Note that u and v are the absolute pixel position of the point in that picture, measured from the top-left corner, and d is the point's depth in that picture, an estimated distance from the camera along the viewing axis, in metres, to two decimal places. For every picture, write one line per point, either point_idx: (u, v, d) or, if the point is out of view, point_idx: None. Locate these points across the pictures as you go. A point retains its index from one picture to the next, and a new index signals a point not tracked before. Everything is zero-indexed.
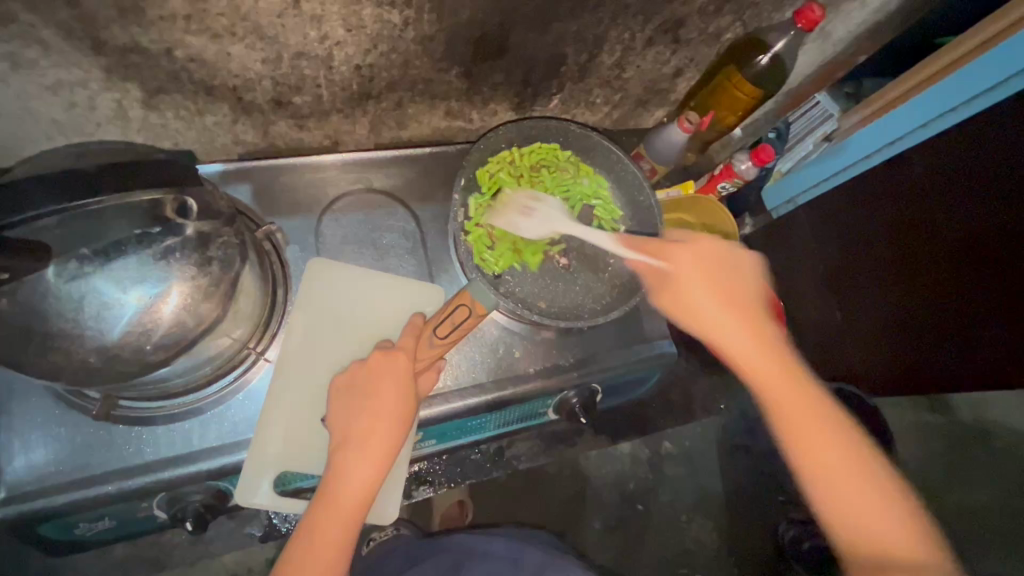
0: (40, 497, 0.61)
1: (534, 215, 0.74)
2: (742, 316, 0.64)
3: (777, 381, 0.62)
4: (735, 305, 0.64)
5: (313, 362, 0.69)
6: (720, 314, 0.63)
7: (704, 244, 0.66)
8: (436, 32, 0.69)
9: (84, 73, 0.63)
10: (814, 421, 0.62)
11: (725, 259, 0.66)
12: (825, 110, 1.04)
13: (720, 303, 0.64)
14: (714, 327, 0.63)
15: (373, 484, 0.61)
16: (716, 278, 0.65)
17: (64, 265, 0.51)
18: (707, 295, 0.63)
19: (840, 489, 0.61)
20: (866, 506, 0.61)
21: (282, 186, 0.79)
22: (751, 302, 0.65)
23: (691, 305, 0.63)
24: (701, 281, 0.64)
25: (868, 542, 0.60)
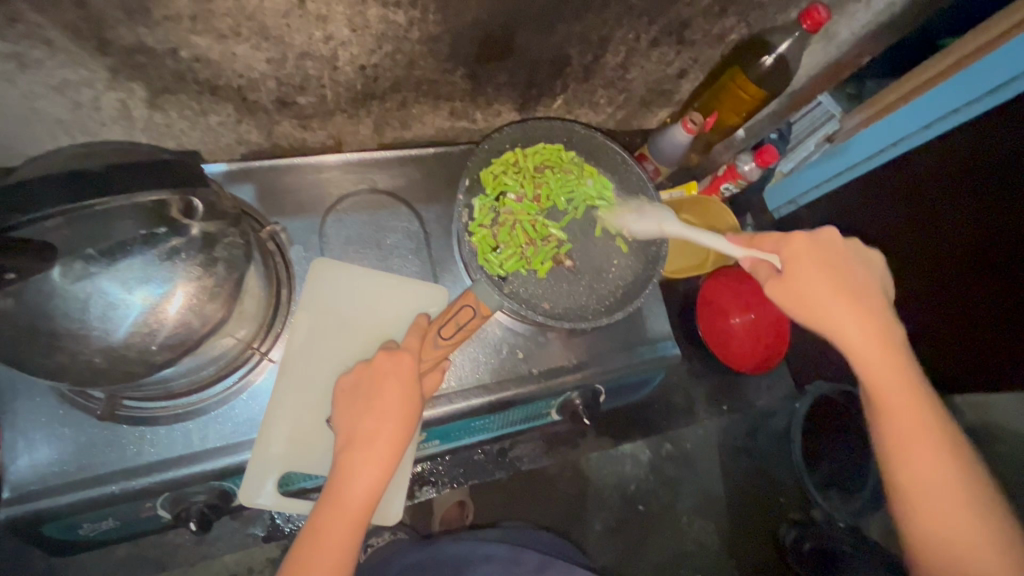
0: (45, 497, 0.61)
1: (643, 215, 0.77)
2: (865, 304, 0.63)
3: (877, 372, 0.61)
4: (851, 292, 0.63)
5: (318, 361, 0.69)
6: (836, 299, 0.62)
7: (827, 233, 0.65)
8: (442, 33, 0.69)
9: (89, 72, 0.63)
10: (912, 414, 0.61)
11: (850, 250, 0.65)
12: (828, 111, 1.05)
13: (830, 294, 0.62)
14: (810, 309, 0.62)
15: (376, 486, 0.61)
16: (848, 267, 0.64)
17: (70, 265, 0.51)
18: (821, 279, 0.62)
19: (932, 486, 0.59)
20: (954, 509, 0.59)
21: (286, 186, 0.79)
22: (869, 296, 0.63)
23: (798, 286, 0.62)
24: (823, 267, 0.63)
25: (939, 543, 0.59)
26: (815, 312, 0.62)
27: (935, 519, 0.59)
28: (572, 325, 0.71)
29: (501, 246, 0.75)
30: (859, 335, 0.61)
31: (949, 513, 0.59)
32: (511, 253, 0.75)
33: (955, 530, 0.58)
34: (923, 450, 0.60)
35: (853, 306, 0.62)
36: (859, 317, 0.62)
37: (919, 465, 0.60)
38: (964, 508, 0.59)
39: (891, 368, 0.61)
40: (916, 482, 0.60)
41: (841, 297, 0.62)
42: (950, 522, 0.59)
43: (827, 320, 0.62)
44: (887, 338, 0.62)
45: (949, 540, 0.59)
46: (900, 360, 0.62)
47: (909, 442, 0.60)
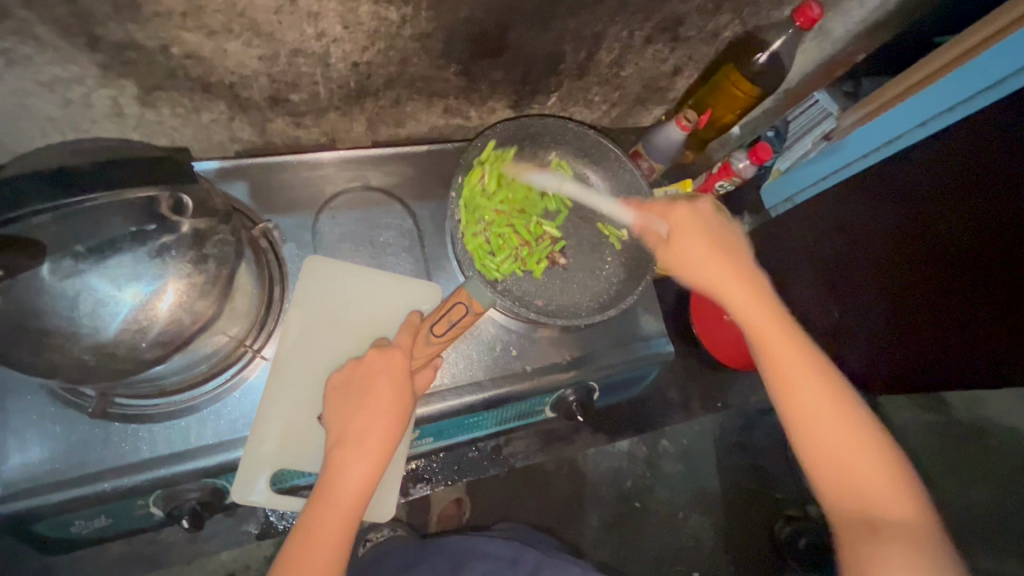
0: (35, 495, 0.61)
1: (545, 172, 0.78)
2: (736, 260, 0.68)
3: (757, 317, 0.65)
4: (722, 251, 0.69)
5: (310, 359, 0.69)
6: (708, 254, 0.68)
7: (701, 203, 0.71)
8: (434, 30, 0.69)
9: (80, 69, 0.63)
10: (794, 351, 0.63)
11: (719, 217, 0.71)
12: (823, 108, 1.05)
13: (703, 249, 0.68)
14: (688, 265, 0.68)
15: (367, 483, 0.61)
16: (722, 230, 0.70)
17: (59, 262, 0.51)
18: (694, 240, 0.69)
19: (819, 416, 0.62)
20: (843, 438, 0.61)
21: (278, 183, 0.79)
22: (735, 253, 0.69)
23: (677, 248, 0.69)
24: (697, 230, 0.69)
25: (834, 471, 0.61)
26: (694, 267, 0.68)
27: (824, 451, 0.61)
28: (564, 322, 0.71)
29: (495, 247, 0.77)
30: (730, 285, 0.67)
31: (837, 442, 0.61)
32: (504, 253, 0.77)
33: (845, 459, 0.60)
34: (809, 384, 0.62)
35: (723, 262, 0.68)
36: (730, 273, 0.67)
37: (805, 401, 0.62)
38: (852, 436, 0.61)
39: (763, 312, 0.66)
40: (806, 417, 0.62)
41: (713, 254, 0.68)
42: (840, 452, 0.61)
43: (704, 275, 0.67)
44: (755, 288, 0.67)
45: (840, 468, 0.60)
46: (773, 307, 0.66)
47: (797, 380, 0.62)
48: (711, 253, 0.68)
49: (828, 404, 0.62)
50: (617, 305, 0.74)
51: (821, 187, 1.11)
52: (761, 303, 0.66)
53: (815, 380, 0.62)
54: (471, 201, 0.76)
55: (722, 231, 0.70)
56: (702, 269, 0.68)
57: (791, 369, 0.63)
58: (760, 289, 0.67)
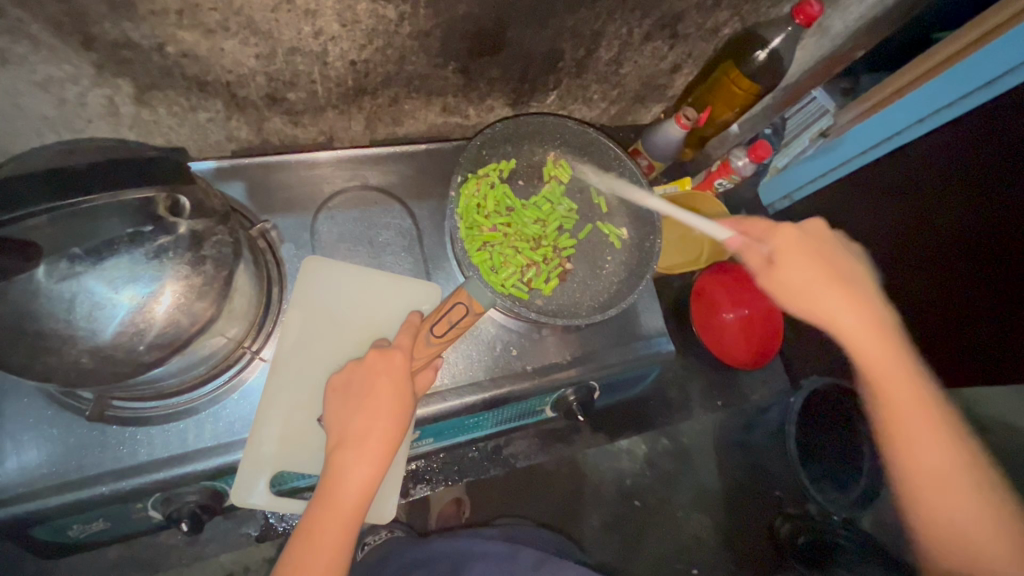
0: (32, 499, 0.60)
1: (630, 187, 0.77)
2: (851, 286, 0.67)
3: (874, 349, 0.66)
4: (838, 277, 0.67)
5: (309, 360, 0.69)
6: (825, 286, 0.66)
7: (811, 227, 0.70)
8: (433, 27, 0.69)
9: (75, 68, 0.62)
10: (905, 385, 0.65)
11: (832, 240, 0.70)
12: (821, 106, 1.03)
13: (820, 278, 0.67)
14: (804, 294, 0.66)
15: (368, 484, 0.61)
16: (836, 258, 0.69)
17: (54, 265, 0.50)
18: (808, 268, 0.67)
19: (927, 448, 0.64)
20: (948, 469, 0.63)
21: (276, 183, 0.78)
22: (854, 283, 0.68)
23: (789, 275, 0.67)
24: (810, 256, 0.68)
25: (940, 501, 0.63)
26: (809, 296, 0.66)
27: (931, 484, 0.63)
28: (565, 322, 0.71)
29: (497, 264, 0.76)
30: (850, 317, 0.66)
31: (943, 473, 0.63)
32: (509, 268, 0.76)
33: (950, 489, 0.63)
34: (916, 417, 0.64)
35: (840, 290, 0.67)
36: (848, 301, 0.66)
37: (913, 432, 0.64)
38: (956, 468, 0.63)
39: (878, 343, 0.66)
40: (913, 448, 0.64)
41: (828, 283, 0.67)
42: (944, 483, 0.63)
43: (819, 305, 0.66)
44: (871, 316, 0.67)
45: (946, 498, 0.63)
46: (886, 336, 0.66)
47: (906, 412, 0.64)
48: (828, 282, 0.67)
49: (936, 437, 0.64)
50: (618, 304, 0.74)
51: (819, 185, 1.11)
52: (878, 334, 0.66)
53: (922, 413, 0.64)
54: (466, 213, 0.76)
55: (837, 256, 0.69)
56: (820, 298, 0.66)
57: (900, 402, 0.65)
58: (878, 320, 0.67)
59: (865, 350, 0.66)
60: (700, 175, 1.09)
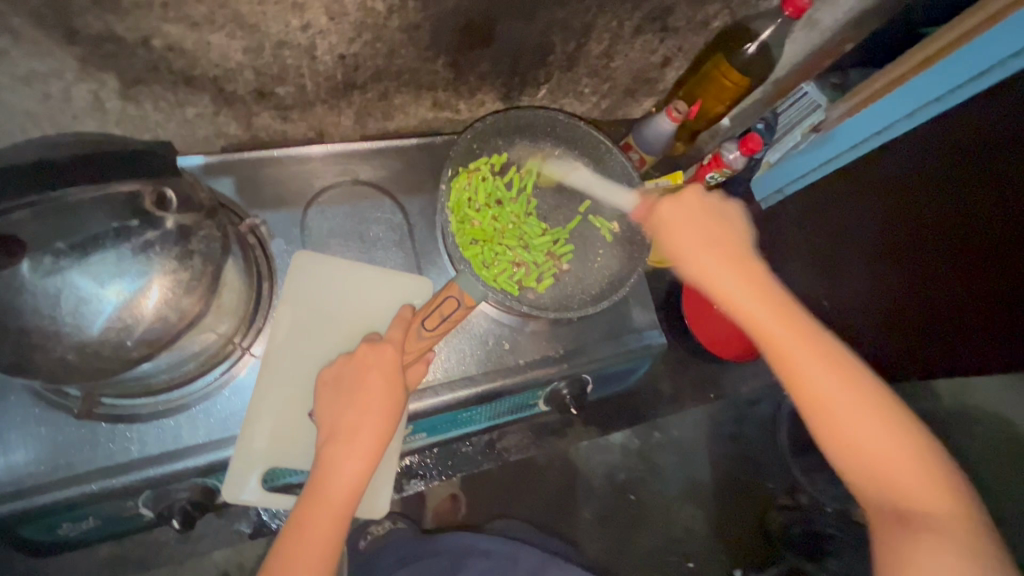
0: (21, 498, 0.60)
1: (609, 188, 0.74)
2: (738, 254, 0.62)
3: (770, 311, 0.58)
4: (720, 240, 0.62)
5: (300, 355, 0.68)
6: (704, 251, 0.61)
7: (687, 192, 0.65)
8: (422, 20, 0.68)
9: (58, 63, 0.61)
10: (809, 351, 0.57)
11: (711, 203, 0.65)
12: (812, 100, 1.03)
13: (699, 242, 0.62)
14: (692, 266, 0.61)
15: (358, 479, 0.60)
16: (716, 224, 0.64)
17: (38, 260, 0.49)
18: (686, 236, 0.62)
19: (848, 416, 0.56)
20: (872, 435, 0.55)
21: (264, 179, 0.78)
22: (738, 245, 0.63)
23: (674, 244, 0.62)
24: (689, 224, 0.63)
25: (864, 462, 0.55)
26: (691, 264, 0.61)
27: (854, 446, 0.55)
28: (556, 316, 0.71)
29: (489, 260, 0.76)
30: (737, 282, 0.60)
31: (866, 441, 0.55)
32: (501, 262, 0.76)
33: (879, 457, 0.55)
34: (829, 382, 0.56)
35: (718, 255, 0.61)
36: (732, 264, 0.61)
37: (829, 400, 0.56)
38: (881, 433, 0.55)
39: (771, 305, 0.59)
40: (831, 417, 0.56)
41: (710, 249, 0.61)
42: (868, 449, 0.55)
43: (701, 273, 0.61)
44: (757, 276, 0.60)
45: (875, 468, 0.55)
46: (779, 297, 0.59)
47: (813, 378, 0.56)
48: (709, 247, 0.62)
49: (851, 393, 0.56)
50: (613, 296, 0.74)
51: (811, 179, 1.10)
52: (770, 296, 0.59)
53: (835, 376, 0.56)
54: (459, 205, 0.76)
55: (720, 220, 0.64)
56: (700, 262, 0.61)
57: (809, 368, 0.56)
58: (767, 282, 0.60)
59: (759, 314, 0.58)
60: (692, 169, 1.09)
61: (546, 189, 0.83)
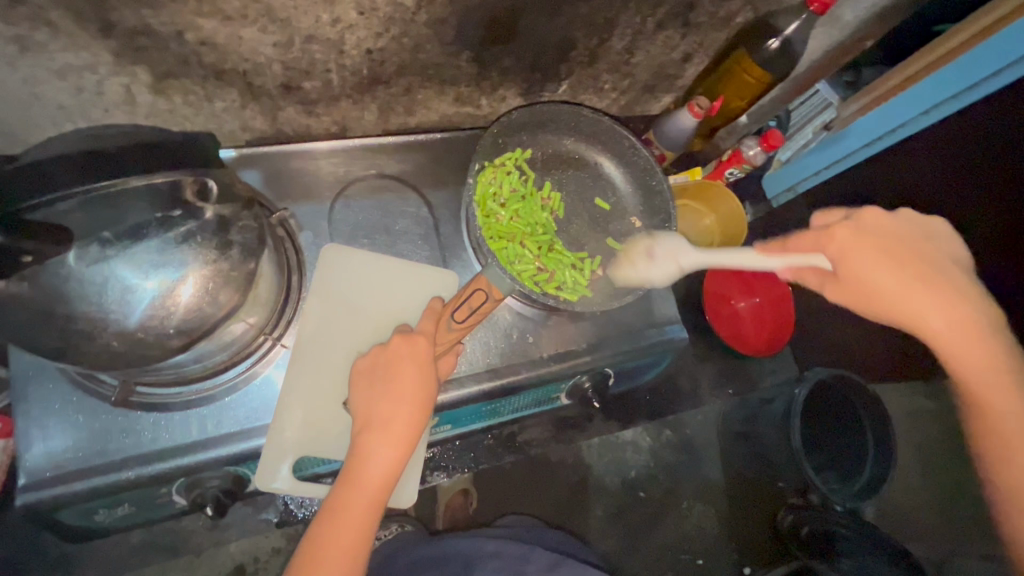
0: (60, 484, 0.61)
1: (655, 258, 0.76)
2: (947, 287, 0.59)
3: (970, 348, 0.58)
4: (919, 270, 0.60)
5: (331, 346, 0.69)
6: (903, 287, 0.59)
7: (869, 216, 0.62)
8: (449, 15, 0.69)
9: (93, 56, 0.62)
10: (1004, 386, 0.58)
11: (897, 229, 0.62)
12: (825, 98, 1.04)
13: (895, 273, 0.59)
14: (882, 300, 0.60)
15: (394, 467, 0.61)
16: (917, 253, 0.60)
17: (85, 248, 0.51)
18: (883, 269, 0.60)
19: (1017, 461, 0.59)
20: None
21: (291, 171, 0.79)
22: (945, 277, 0.59)
23: (858, 277, 0.60)
24: (885, 256, 0.60)
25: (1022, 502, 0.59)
26: (886, 303, 0.60)
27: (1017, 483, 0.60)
28: (580, 309, 0.71)
29: (514, 254, 0.75)
30: (941, 323, 0.59)
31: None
32: (520, 256, 0.76)
33: None
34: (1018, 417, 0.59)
35: (927, 289, 0.59)
36: (938, 302, 0.58)
37: (1009, 445, 0.59)
38: None
39: (973, 338, 0.58)
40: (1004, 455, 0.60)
41: (915, 281, 0.59)
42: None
43: (895, 309, 0.60)
44: (962, 303, 0.59)
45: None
46: (988, 339, 0.58)
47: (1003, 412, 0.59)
48: (912, 280, 0.59)
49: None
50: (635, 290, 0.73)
51: (826, 177, 1.11)
52: (978, 330, 0.58)
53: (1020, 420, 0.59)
54: (478, 197, 0.75)
55: (915, 249, 0.61)
56: (897, 295, 0.59)
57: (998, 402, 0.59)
58: (976, 319, 0.59)
59: (962, 359, 0.59)
60: (710, 165, 1.09)
61: (570, 184, 0.83)
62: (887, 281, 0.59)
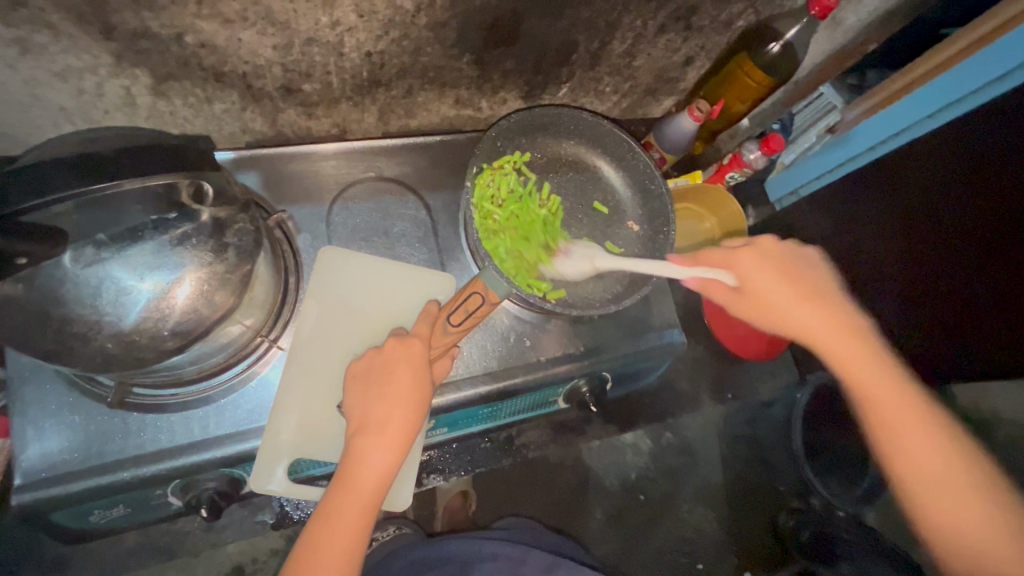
0: (56, 485, 0.61)
1: (571, 255, 0.75)
2: (828, 303, 0.64)
3: (851, 355, 0.63)
4: (805, 288, 0.64)
5: (327, 348, 0.69)
6: (793, 300, 0.64)
7: (765, 241, 0.67)
8: (449, 19, 0.69)
9: (94, 58, 0.62)
10: (892, 394, 0.62)
11: (793, 253, 0.67)
12: (829, 102, 1.06)
13: (786, 289, 0.64)
14: (779, 313, 0.64)
15: (387, 470, 0.61)
16: (803, 274, 0.65)
17: (81, 250, 0.51)
18: (777, 286, 0.64)
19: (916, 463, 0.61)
20: (954, 485, 0.59)
21: (290, 173, 0.79)
22: (823, 292, 0.65)
23: (758, 292, 0.64)
24: (778, 275, 0.64)
25: (930, 505, 0.60)
26: (782, 318, 0.64)
27: (921, 485, 0.60)
28: (577, 313, 0.70)
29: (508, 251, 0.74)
30: (827, 334, 0.63)
31: (945, 484, 0.60)
32: (512, 248, 0.75)
33: (955, 507, 0.59)
34: (909, 423, 0.61)
35: (812, 303, 0.64)
36: (820, 313, 0.64)
37: (902, 447, 0.61)
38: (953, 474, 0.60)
39: (852, 346, 0.63)
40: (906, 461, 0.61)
41: (802, 295, 0.64)
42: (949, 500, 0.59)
43: (789, 321, 0.64)
44: (840, 320, 0.64)
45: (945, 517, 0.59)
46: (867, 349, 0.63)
47: (896, 421, 0.61)
48: (801, 298, 0.64)
49: (920, 437, 0.61)
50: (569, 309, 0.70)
51: (827, 181, 1.11)
52: (856, 340, 0.63)
53: (912, 423, 0.61)
54: (479, 194, 0.75)
55: (801, 270, 0.66)
56: (788, 307, 0.64)
57: (890, 410, 0.62)
58: (856, 331, 0.64)
59: (847, 366, 0.63)
60: (711, 169, 1.09)
61: (569, 187, 0.83)
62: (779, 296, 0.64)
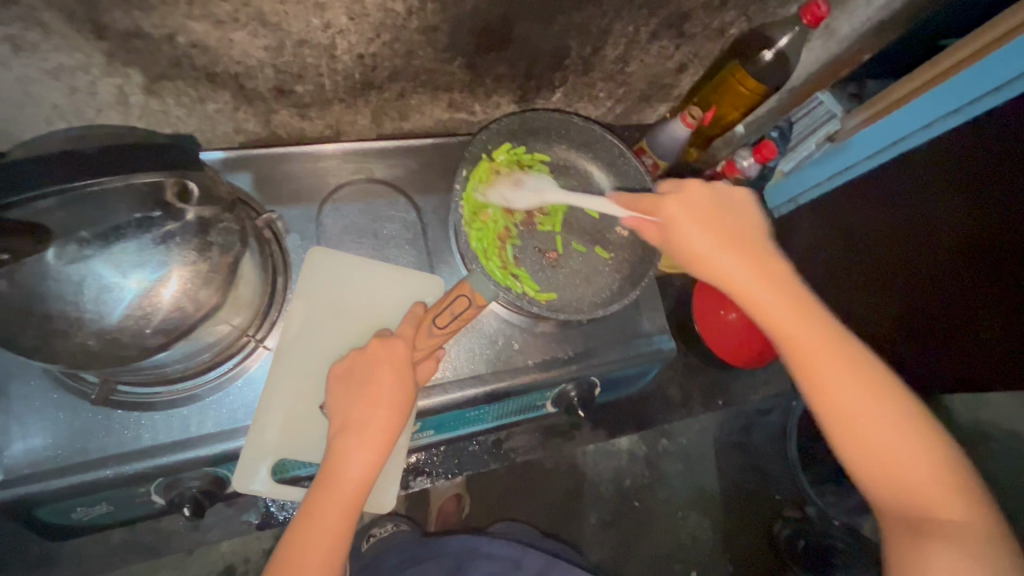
0: (38, 481, 0.61)
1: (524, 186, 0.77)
2: (753, 250, 0.61)
3: (779, 303, 0.58)
4: (732, 236, 0.61)
5: (313, 348, 0.70)
6: (719, 248, 0.60)
7: (695, 185, 0.64)
8: (441, 22, 0.69)
9: (86, 57, 0.63)
10: (824, 349, 0.57)
11: (720, 199, 0.63)
12: (828, 109, 1.01)
13: (711, 236, 0.61)
14: (705, 262, 0.61)
15: (370, 470, 0.61)
16: (730, 221, 0.62)
17: (63, 248, 0.51)
18: (701, 234, 0.61)
19: (850, 408, 0.56)
20: (886, 429, 0.56)
21: (282, 174, 0.79)
22: (751, 239, 0.61)
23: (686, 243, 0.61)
24: (703, 222, 0.61)
25: (862, 450, 0.56)
26: (710, 267, 0.60)
27: (852, 431, 0.56)
28: (566, 317, 0.70)
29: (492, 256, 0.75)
30: (753, 281, 0.59)
31: (875, 430, 0.56)
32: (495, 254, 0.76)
33: (882, 449, 0.56)
34: (836, 373, 0.57)
35: (736, 251, 0.60)
36: (747, 262, 0.60)
37: (831, 392, 0.57)
38: (883, 415, 0.56)
39: (778, 294, 0.59)
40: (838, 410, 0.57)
41: (727, 245, 0.60)
42: (892, 454, 0.56)
43: (717, 271, 0.60)
44: (765, 267, 0.60)
45: (877, 459, 0.56)
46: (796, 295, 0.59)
47: (823, 371, 0.57)
48: (731, 248, 0.60)
49: (852, 381, 0.56)
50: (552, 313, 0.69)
51: (825, 189, 1.11)
52: (784, 288, 0.59)
53: (842, 368, 0.57)
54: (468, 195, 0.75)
55: (728, 216, 0.62)
56: (716, 257, 0.60)
57: (819, 362, 0.57)
58: (783, 279, 0.60)
59: (776, 314, 0.58)
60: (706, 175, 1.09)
61: None
62: (705, 246, 0.61)
